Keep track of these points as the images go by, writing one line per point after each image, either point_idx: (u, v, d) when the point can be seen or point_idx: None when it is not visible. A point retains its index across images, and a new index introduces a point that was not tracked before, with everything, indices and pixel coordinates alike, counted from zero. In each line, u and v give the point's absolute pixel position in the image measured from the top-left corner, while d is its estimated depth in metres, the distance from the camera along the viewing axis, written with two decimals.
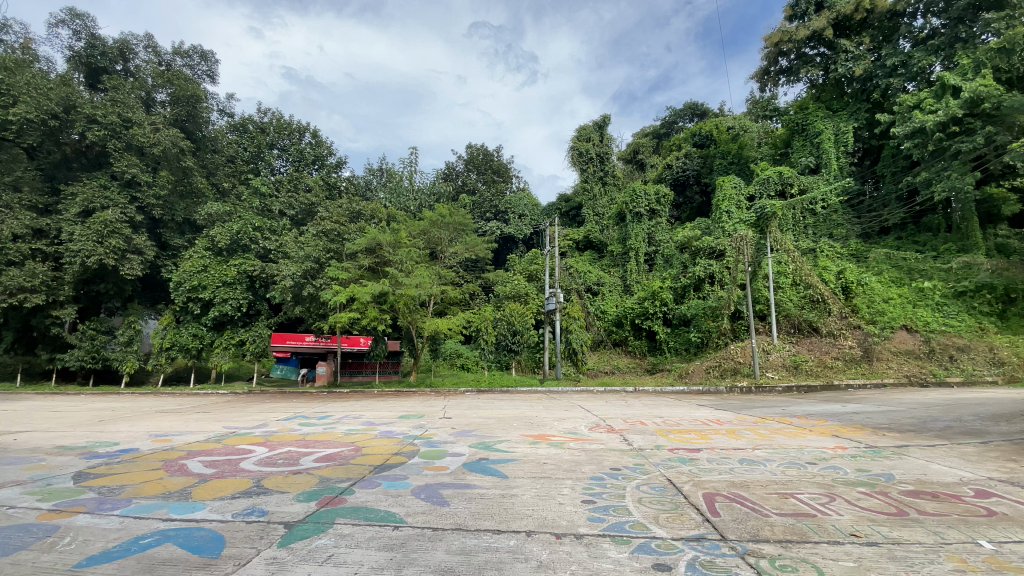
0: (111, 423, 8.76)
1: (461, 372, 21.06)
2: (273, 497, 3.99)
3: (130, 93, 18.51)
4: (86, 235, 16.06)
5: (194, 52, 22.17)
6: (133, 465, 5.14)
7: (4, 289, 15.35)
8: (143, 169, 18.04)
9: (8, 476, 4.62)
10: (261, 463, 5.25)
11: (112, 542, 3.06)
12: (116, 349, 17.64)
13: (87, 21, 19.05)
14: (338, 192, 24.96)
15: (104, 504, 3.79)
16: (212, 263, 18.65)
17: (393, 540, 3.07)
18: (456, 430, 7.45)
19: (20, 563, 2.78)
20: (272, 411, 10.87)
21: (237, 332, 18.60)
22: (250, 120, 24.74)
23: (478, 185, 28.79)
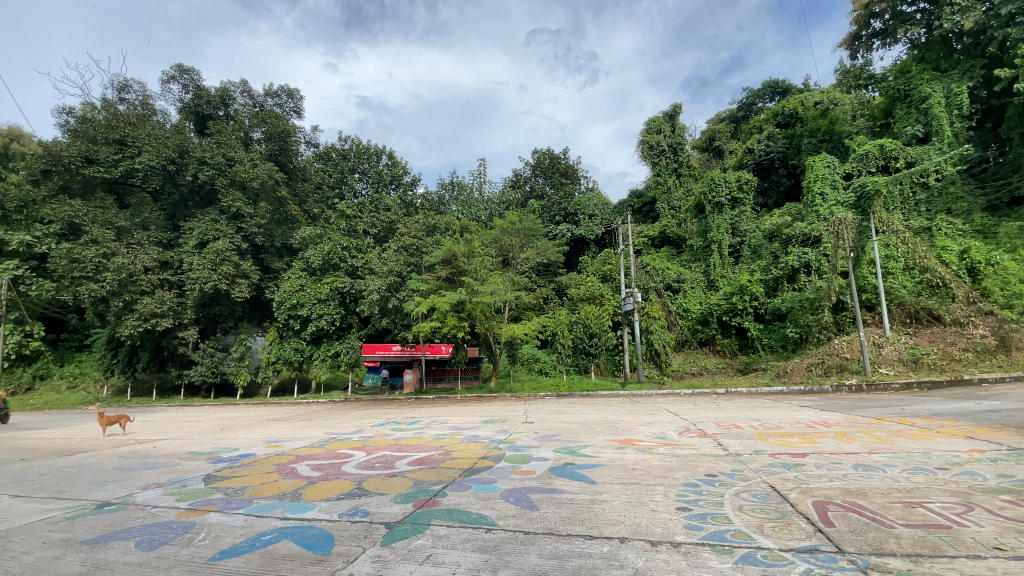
0: (229, 431, 9.76)
1: (541, 376, 21.12)
2: (373, 498, 4.23)
3: (231, 135, 20.73)
4: (203, 264, 18.17)
5: (282, 91, 24.35)
6: (252, 468, 5.69)
7: (140, 315, 17.70)
8: (245, 202, 20.05)
9: (152, 479, 5.31)
10: (360, 466, 5.59)
11: (239, 538, 3.41)
12: (232, 364, 19.89)
13: (193, 74, 21.62)
14: (414, 209, 26.16)
15: (230, 503, 4.24)
16: (307, 282, 20.29)
17: (487, 542, 3.13)
18: (540, 435, 7.46)
19: (166, 555, 3.17)
20: (366, 417, 11.55)
21: (332, 345, 20.10)
22: (333, 148, 26.63)
23: (547, 189, 28.82)
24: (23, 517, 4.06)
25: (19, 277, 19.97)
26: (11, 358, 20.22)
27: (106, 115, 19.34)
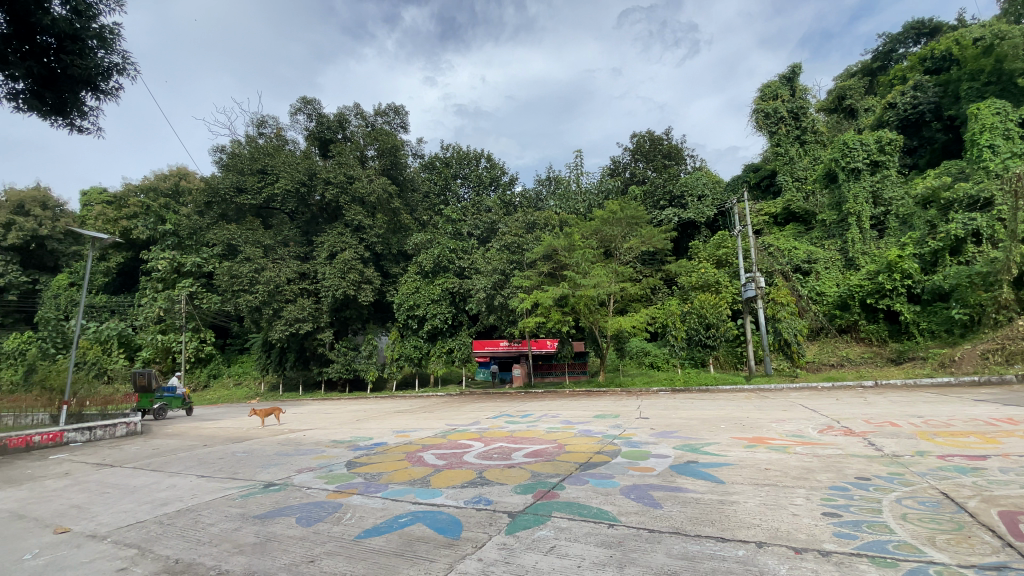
0: (363, 422, 10.78)
1: (653, 370, 20.37)
2: (494, 488, 4.40)
3: (350, 155, 22.91)
4: (334, 273, 20.41)
5: (389, 109, 26.23)
6: (385, 456, 6.25)
7: (288, 321, 20.29)
8: (365, 215, 22.01)
9: (305, 463, 6.07)
10: (479, 456, 5.86)
11: (380, 519, 3.76)
12: (362, 361, 22.24)
13: (315, 104, 24.17)
14: (514, 207, 26.68)
15: (369, 487, 4.70)
16: (422, 285, 21.65)
17: (610, 538, 3.10)
18: (657, 431, 7.19)
19: (321, 531, 3.61)
20: (482, 410, 12.05)
21: (446, 342, 21.27)
22: (437, 157, 28.12)
23: (649, 174, 27.58)
24: (210, 493, 4.87)
25: (194, 293, 23.99)
26: (194, 360, 24.35)
27: (249, 149, 22.32)
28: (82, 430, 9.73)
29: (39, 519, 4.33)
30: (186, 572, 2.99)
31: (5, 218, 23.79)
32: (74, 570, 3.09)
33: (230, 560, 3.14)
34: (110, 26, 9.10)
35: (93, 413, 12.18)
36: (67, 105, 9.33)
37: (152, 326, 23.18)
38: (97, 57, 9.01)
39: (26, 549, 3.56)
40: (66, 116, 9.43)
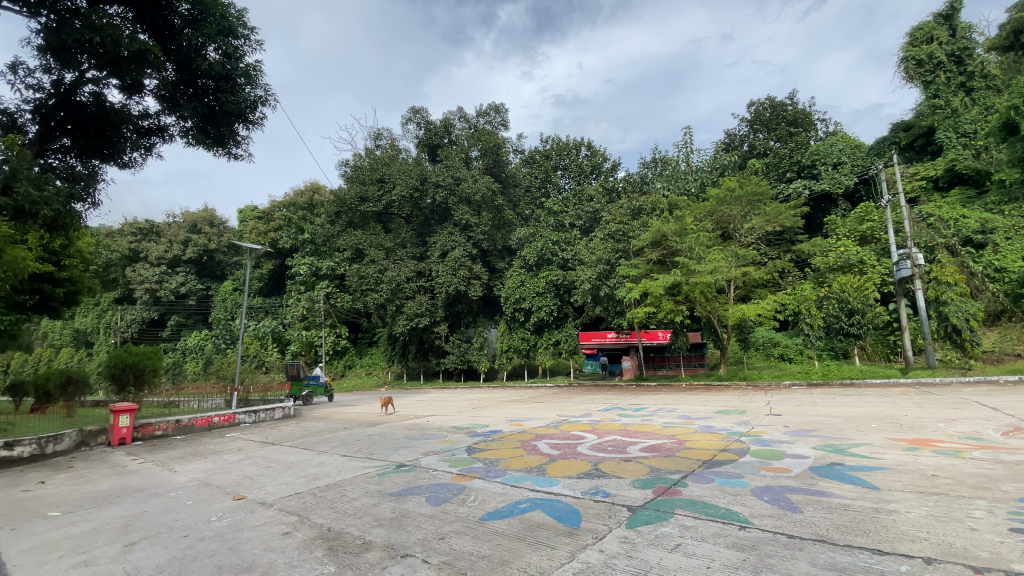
0: (479, 410, 11.31)
1: (783, 363, 18.59)
2: (612, 480, 4.36)
3: (456, 157, 24.05)
4: (446, 271, 21.73)
5: (490, 108, 26.99)
6: (502, 443, 6.51)
7: (408, 316, 21.98)
8: (471, 214, 22.99)
9: (430, 447, 6.54)
10: (594, 448, 5.83)
11: (501, 503, 3.93)
12: (475, 353, 23.39)
13: (423, 113, 25.67)
14: (618, 194, 25.98)
15: (489, 473, 4.92)
16: (526, 278, 22.08)
17: (742, 540, 2.90)
18: (791, 429, 6.55)
19: (448, 511, 3.87)
20: (593, 402, 11.96)
21: (553, 334, 21.59)
22: (537, 150, 28.22)
23: (770, 145, 25.08)
24: (352, 471, 5.46)
25: (330, 293, 27.04)
26: (332, 352, 27.47)
27: (369, 161, 24.36)
28: (250, 413, 11.48)
29: (223, 486, 5.20)
30: (337, 540, 3.40)
31: (185, 236, 28.76)
32: (251, 531, 3.67)
33: (373, 532, 3.50)
34: (251, 63, 10.55)
35: (256, 399, 14.34)
36: (224, 137, 11.01)
37: (298, 323, 26.57)
38: (243, 92, 10.50)
39: (215, 510, 4.30)
40: (224, 146, 11.12)
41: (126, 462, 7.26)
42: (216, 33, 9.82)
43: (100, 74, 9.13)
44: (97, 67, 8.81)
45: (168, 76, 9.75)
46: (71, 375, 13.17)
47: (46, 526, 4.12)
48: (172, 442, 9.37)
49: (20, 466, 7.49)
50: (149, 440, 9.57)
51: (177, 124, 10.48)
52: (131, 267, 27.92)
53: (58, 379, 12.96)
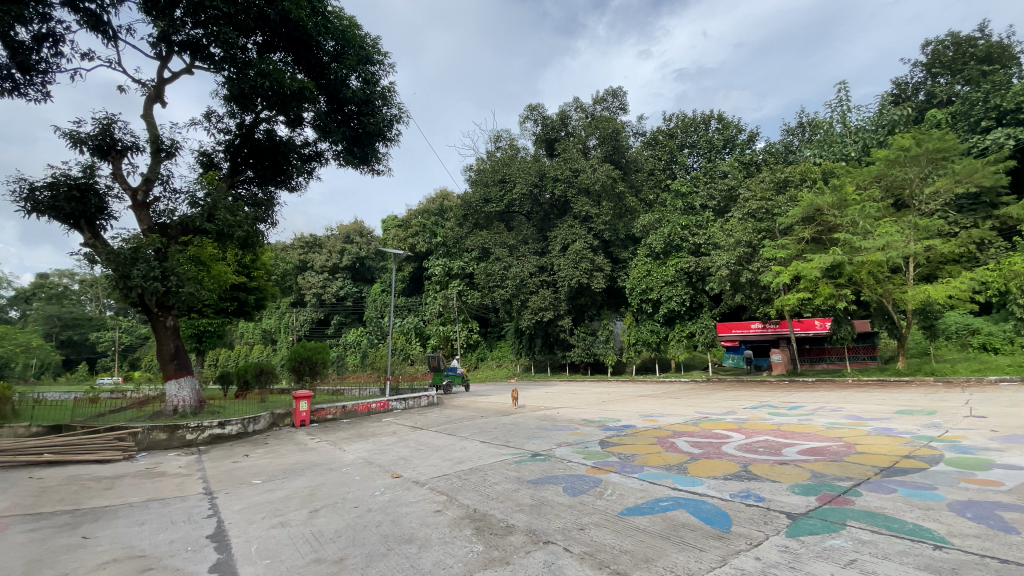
0: (611, 404, 11.15)
1: (986, 355, 15.21)
2: (764, 484, 3.99)
3: (574, 149, 23.94)
4: (568, 264, 21.83)
5: (608, 94, 26.28)
6: (637, 438, 6.34)
7: (534, 311, 22.60)
8: (592, 205, 22.67)
9: (563, 439, 6.65)
10: (741, 448, 5.39)
11: (641, 499, 3.84)
12: (602, 346, 23.20)
13: (540, 109, 25.96)
14: (756, 167, 23.52)
15: (625, 467, 4.83)
16: (653, 267, 21.20)
17: (939, 562, 2.45)
18: (1003, 435, 5.33)
19: (586, 502, 3.89)
20: (736, 398, 11.03)
21: (686, 325, 20.37)
22: (659, 131, 26.73)
23: (957, 89, 20.57)
24: (491, 457, 5.79)
25: (461, 291, 28.85)
26: (466, 345, 29.34)
27: (490, 163, 25.25)
28: (400, 400, 12.76)
29: (382, 465, 5.88)
30: (482, 521, 3.63)
31: (341, 246, 32.89)
32: (408, 507, 4.08)
33: (515, 516, 3.67)
34: (385, 86, 11.71)
35: (405, 388, 15.93)
36: (368, 155, 12.36)
37: (435, 320, 28.84)
38: (380, 112, 11.70)
39: (378, 486, 4.88)
40: (368, 164, 12.49)
41: (306, 441, 8.56)
42: (356, 62, 11.07)
43: (271, 114, 10.86)
44: (269, 108, 10.48)
45: (322, 107, 11.23)
46: (263, 367, 15.88)
47: (254, 490, 5.06)
48: (341, 424, 10.83)
49: (232, 441, 9.23)
50: (322, 422, 11.14)
51: (330, 149, 12.02)
52: (301, 275, 32.81)
53: (254, 370, 15.72)
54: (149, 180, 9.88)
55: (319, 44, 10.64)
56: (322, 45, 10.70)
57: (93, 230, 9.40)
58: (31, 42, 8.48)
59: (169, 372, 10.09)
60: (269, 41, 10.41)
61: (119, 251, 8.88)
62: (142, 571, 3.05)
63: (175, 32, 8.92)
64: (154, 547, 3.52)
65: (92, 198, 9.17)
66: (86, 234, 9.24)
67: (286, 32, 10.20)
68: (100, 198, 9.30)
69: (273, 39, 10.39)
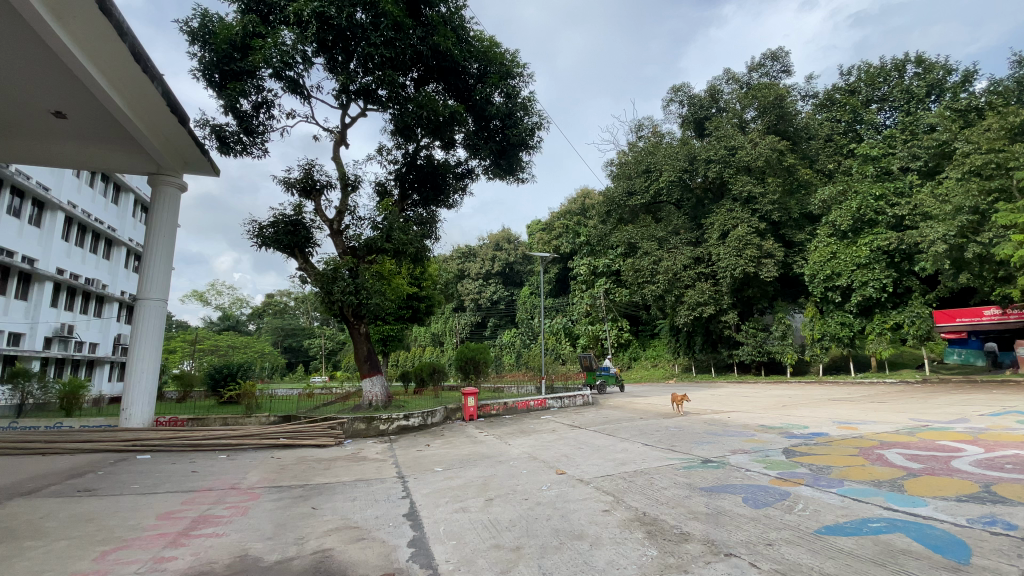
0: (792, 408, 9.86)
1: None
2: (1020, 510, 3.15)
3: (727, 125, 21.86)
4: (729, 252, 20.01)
5: (765, 58, 23.45)
6: (831, 448, 5.50)
7: (691, 306, 21.19)
8: (754, 183, 20.40)
9: (738, 445, 6.10)
10: (982, 465, 4.31)
11: (842, 518, 3.33)
12: (776, 343, 20.70)
13: (685, 88, 24.34)
14: (978, 113, 18.64)
15: (819, 480, 4.23)
16: (839, 248, 18.19)
17: None
18: None
19: (772, 516, 3.51)
20: (969, 404, 8.86)
21: (889, 315, 17.24)
22: (835, 89, 22.89)
23: None
24: (656, 461, 5.59)
25: (610, 289, 28.44)
26: (618, 345, 28.81)
27: (633, 155, 24.40)
28: (557, 399, 13.11)
29: (547, 460, 6.11)
30: (654, 525, 3.53)
31: (492, 254, 35.08)
32: (576, 503, 4.18)
33: (688, 524, 3.49)
34: (525, 96, 12.20)
35: (560, 387, 16.28)
36: (513, 166, 12.97)
37: (584, 319, 28.94)
38: (522, 122, 12.19)
39: (544, 481, 5.09)
40: (514, 174, 13.10)
41: (476, 434, 9.31)
42: (498, 79, 11.75)
43: (429, 140, 12.10)
44: (427, 135, 11.69)
45: (470, 127, 12.14)
46: (434, 366, 17.70)
47: (437, 477, 5.67)
48: (505, 420, 11.52)
49: (415, 432, 10.49)
50: (488, 417, 12.00)
51: (480, 165, 12.92)
52: (460, 283, 35.77)
53: (427, 369, 17.61)
54: (340, 212, 11.77)
55: (465, 68, 11.53)
56: (468, 69, 11.57)
57: (304, 257, 11.54)
58: (253, 111, 10.79)
59: (365, 371, 11.88)
60: (423, 76, 11.61)
61: (324, 272, 10.77)
62: (358, 540, 3.64)
63: (351, 82, 10.50)
64: (365, 520, 4.17)
65: (301, 231, 11.28)
66: (300, 261, 11.40)
67: (436, 64, 11.24)
68: (308, 230, 11.38)
69: (426, 73, 11.56)
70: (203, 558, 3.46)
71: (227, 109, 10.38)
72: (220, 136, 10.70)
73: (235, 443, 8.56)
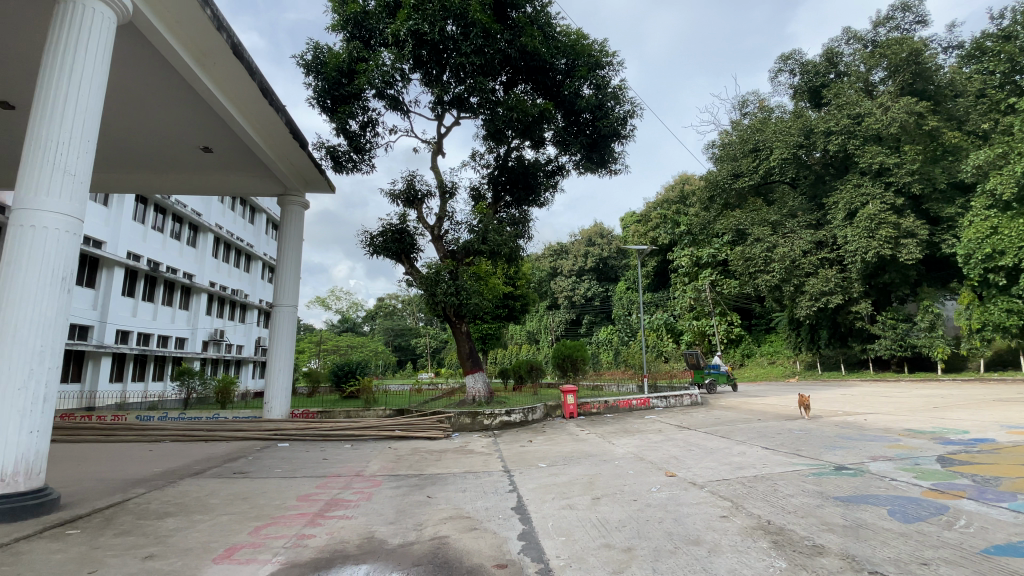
0: (947, 410, 8.48)
1: None
2: None
3: (849, 91, 19.39)
4: (859, 234, 17.78)
5: (895, 8, 20.42)
6: (1003, 457, 4.64)
7: (812, 296, 19.17)
8: (889, 153, 17.93)
9: (878, 452, 5.39)
10: None
11: (1021, 538, 2.80)
12: (922, 336, 18.05)
13: (796, 55, 22.04)
14: None
15: (987, 494, 3.60)
16: (1003, 221, 15.06)
17: None
18: None
19: (927, 533, 3.06)
20: None
21: None
22: (990, 33, 19.28)
23: None
24: (779, 466, 5.14)
25: (715, 281, 26.71)
26: (727, 341, 26.95)
27: (738, 134, 22.59)
28: (662, 398, 12.61)
29: (654, 461, 5.91)
30: (781, 535, 3.25)
31: (585, 250, 34.67)
32: (690, 507, 3.99)
33: (821, 536, 3.17)
34: (615, 85, 11.87)
35: (664, 385, 15.61)
36: (605, 158, 12.67)
37: (687, 314, 27.47)
38: (613, 113, 11.88)
39: (654, 482, 4.92)
40: (606, 166, 12.80)
41: (578, 432, 9.26)
42: (587, 71, 11.61)
43: (519, 141, 12.28)
44: (517, 137, 11.89)
45: (560, 123, 12.11)
46: (532, 364, 17.91)
47: (542, 473, 5.75)
48: (606, 419, 11.33)
49: (517, 427, 10.73)
50: (589, 415, 11.88)
51: (570, 160, 12.80)
52: (554, 281, 35.80)
53: (526, 366, 17.87)
54: (439, 218, 12.39)
55: (553, 65, 11.52)
56: (555, 65, 11.58)
57: (410, 262, 12.33)
58: (360, 130, 11.76)
59: (467, 367, 12.39)
60: (512, 78, 11.80)
61: (427, 275, 11.40)
62: (471, 530, 3.81)
63: (445, 93, 10.98)
64: (475, 511, 4.36)
65: (406, 238, 12.08)
66: (406, 266, 12.20)
67: (525, 64, 11.35)
68: (411, 237, 12.14)
69: (515, 75, 11.72)
70: (336, 537, 3.85)
71: (339, 131, 11.42)
72: (334, 156, 11.80)
73: (356, 435, 9.41)
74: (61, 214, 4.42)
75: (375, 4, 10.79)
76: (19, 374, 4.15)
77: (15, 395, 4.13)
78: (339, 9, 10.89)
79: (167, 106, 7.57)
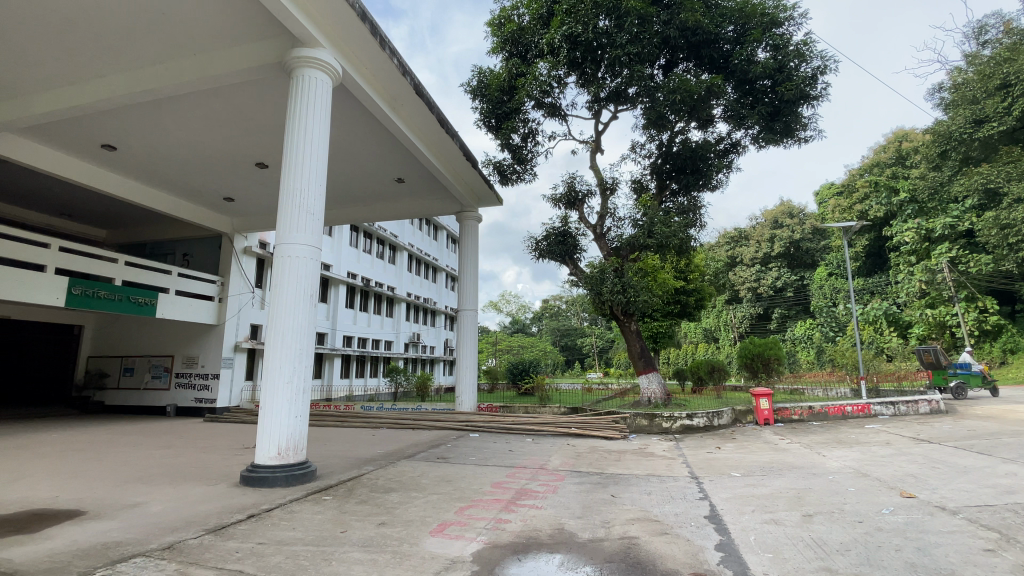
0: None
1: None
2: None
3: None
4: None
5: None
6: None
7: None
8: None
9: None
10: None
11: None
12: None
13: None
14: None
15: None
16: None
17: None
18: None
19: None
20: None
21: None
22: None
23: None
24: None
25: (955, 258, 21.17)
26: (981, 333, 21.16)
27: (977, 69, 17.63)
28: (887, 405, 10.47)
29: (883, 479, 4.95)
30: None
31: (771, 233, 30.85)
32: (940, 536, 3.25)
33: None
34: (799, 41, 10.39)
35: (889, 389, 12.92)
36: (790, 126, 11.05)
37: (918, 302, 22.38)
38: (798, 73, 10.42)
39: (885, 503, 4.14)
40: (793, 136, 11.23)
41: (777, 441, 8.25)
42: (761, 33, 10.43)
43: (684, 124, 11.57)
44: (681, 119, 11.18)
45: (731, 96, 11.03)
46: (713, 364, 16.51)
47: (736, 483, 5.30)
48: (811, 427, 9.89)
49: (701, 432, 10.06)
50: (788, 422, 10.51)
51: (746, 135, 11.57)
52: (732, 271, 32.54)
53: (706, 367, 16.51)
54: (602, 217, 12.38)
55: (720, 35, 10.61)
56: (723, 35, 10.64)
57: (575, 263, 12.55)
58: (523, 141, 12.42)
59: (640, 367, 12.05)
60: (671, 59, 11.16)
61: (591, 275, 11.47)
62: (661, 534, 3.73)
63: (601, 89, 10.94)
64: (664, 515, 4.24)
65: (569, 240, 12.35)
66: (571, 267, 12.47)
67: (686, 42, 10.66)
68: (574, 238, 12.38)
69: (675, 54, 11.04)
70: (529, 524, 4.14)
71: (504, 146, 12.26)
72: (501, 170, 12.72)
73: (536, 430, 9.94)
74: (305, 245, 5.66)
75: (530, 18, 11.31)
76: (286, 371, 5.43)
77: (285, 386, 5.42)
78: (499, 32, 11.73)
79: (370, 147, 9.09)
